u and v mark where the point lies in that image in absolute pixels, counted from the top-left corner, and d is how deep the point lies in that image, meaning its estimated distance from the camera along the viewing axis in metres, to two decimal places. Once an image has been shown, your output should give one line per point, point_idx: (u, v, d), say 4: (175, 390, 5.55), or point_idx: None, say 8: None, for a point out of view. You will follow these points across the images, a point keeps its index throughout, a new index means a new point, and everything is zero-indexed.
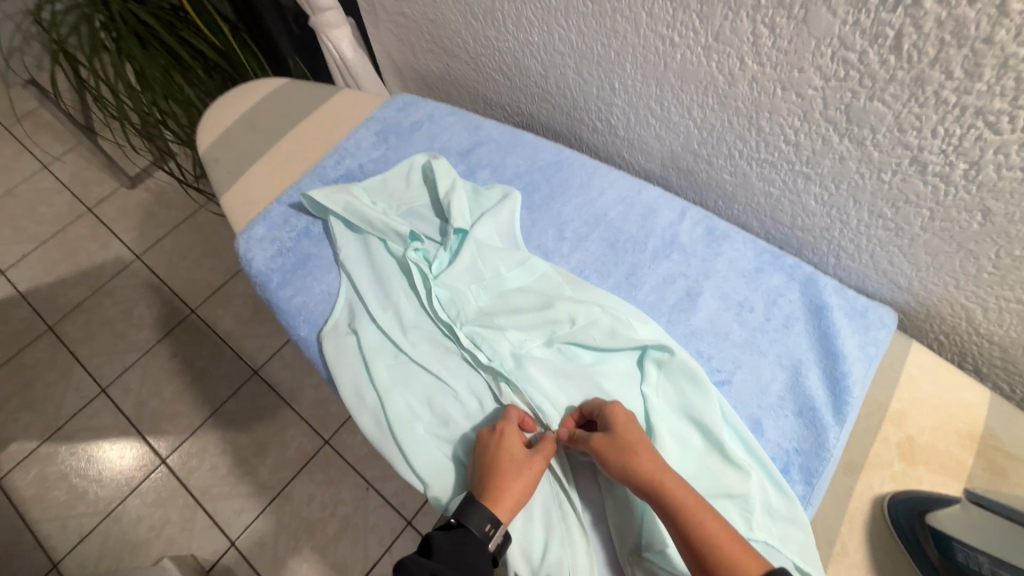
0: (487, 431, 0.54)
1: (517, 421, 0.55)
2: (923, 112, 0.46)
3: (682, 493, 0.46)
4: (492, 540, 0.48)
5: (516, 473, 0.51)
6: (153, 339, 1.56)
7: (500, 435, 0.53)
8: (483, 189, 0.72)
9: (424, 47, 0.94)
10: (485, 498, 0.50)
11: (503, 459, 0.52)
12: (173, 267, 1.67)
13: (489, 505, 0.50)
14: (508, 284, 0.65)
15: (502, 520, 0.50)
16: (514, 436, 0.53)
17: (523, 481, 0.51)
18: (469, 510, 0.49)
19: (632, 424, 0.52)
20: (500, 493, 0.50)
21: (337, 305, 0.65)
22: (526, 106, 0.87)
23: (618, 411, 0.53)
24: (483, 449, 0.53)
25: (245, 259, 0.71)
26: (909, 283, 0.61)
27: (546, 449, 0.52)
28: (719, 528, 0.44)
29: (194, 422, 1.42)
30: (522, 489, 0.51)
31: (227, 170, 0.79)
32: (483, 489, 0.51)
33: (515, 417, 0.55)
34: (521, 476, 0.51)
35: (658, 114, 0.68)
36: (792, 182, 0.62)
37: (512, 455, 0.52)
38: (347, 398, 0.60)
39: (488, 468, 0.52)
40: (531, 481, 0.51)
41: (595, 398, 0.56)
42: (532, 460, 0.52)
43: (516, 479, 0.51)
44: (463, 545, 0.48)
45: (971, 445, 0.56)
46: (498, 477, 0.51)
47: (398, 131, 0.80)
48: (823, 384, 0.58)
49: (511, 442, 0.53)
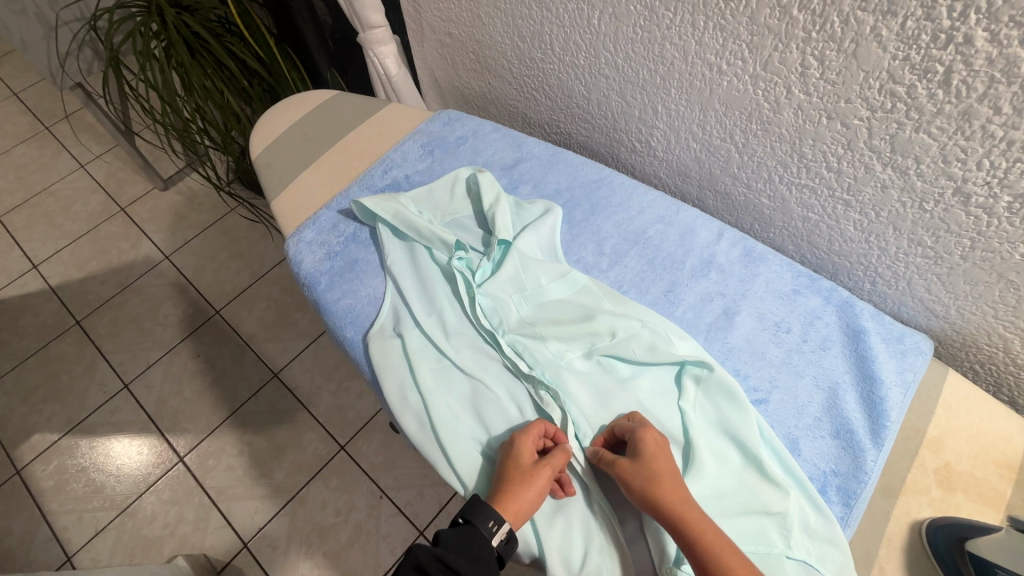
0: (507, 438, 0.57)
1: (536, 430, 0.56)
2: (970, 144, 0.48)
3: (705, 527, 0.47)
4: (495, 537, 0.50)
5: (522, 478, 0.53)
6: (177, 338, 1.59)
7: (514, 442, 0.55)
8: (525, 203, 0.74)
9: (467, 66, 0.98)
10: (495, 499, 0.53)
11: (513, 465, 0.54)
12: (201, 268, 1.71)
13: (498, 506, 0.52)
14: (549, 296, 0.66)
15: (507, 521, 0.51)
16: (527, 442, 0.55)
17: (531, 486, 0.52)
18: (478, 508, 0.51)
19: (662, 452, 0.52)
20: (509, 496, 0.52)
21: (383, 308, 0.67)
22: (565, 126, 0.90)
23: (648, 437, 0.53)
24: (501, 456, 0.56)
25: (294, 260, 0.73)
26: (945, 311, 0.62)
27: (557, 461, 0.54)
28: (738, 565, 0.45)
29: (214, 422, 1.44)
30: (529, 494, 0.52)
31: (277, 175, 0.82)
32: (495, 491, 0.53)
33: (538, 428, 0.56)
34: (529, 481, 0.53)
35: (700, 138, 0.70)
36: (831, 208, 0.63)
37: (521, 462, 0.54)
38: (391, 398, 0.62)
39: (503, 470, 0.54)
40: (540, 488, 0.53)
41: (625, 419, 0.56)
42: (541, 468, 0.53)
43: (524, 483, 0.52)
44: (470, 540, 0.50)
45: (1010, 475, 0.56)
46: (508, 481, 0.53)
47: (443, 145, 0.83)
48: (860, 407, 0.59)
49: (522, 447, 0.54)
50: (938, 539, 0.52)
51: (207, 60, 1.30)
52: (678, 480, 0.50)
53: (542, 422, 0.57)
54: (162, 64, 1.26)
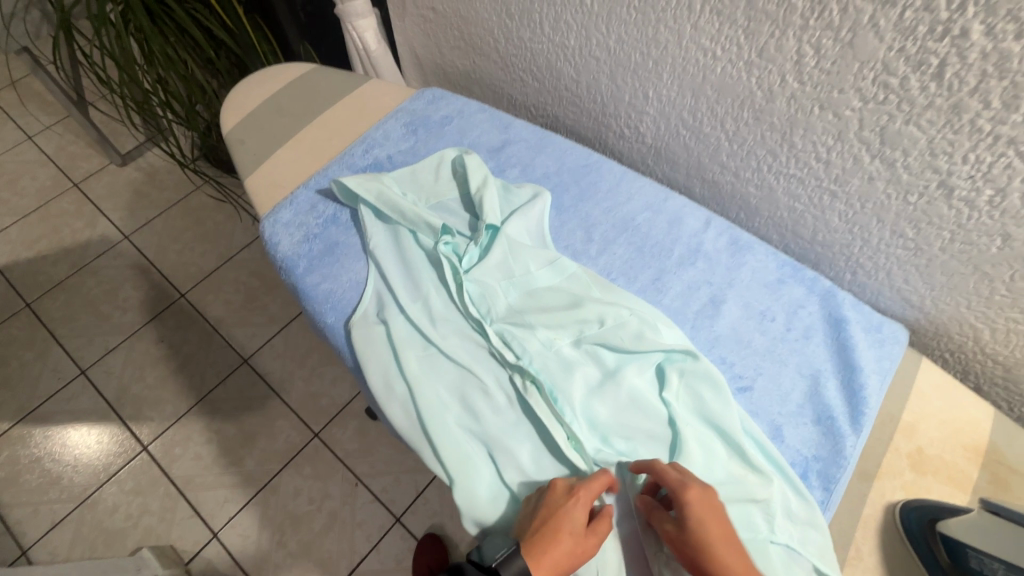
0: (560, 489, 0.51)
1: (597, 488, 0.51)
2: (957, 138, 0.49)
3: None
4: None
5: (569, 540, 0.49)
6: (138, 322, 1.51)
7: (574, 498, 0.50)
8: (513, 186, 0.72)
9: (451, 44, 0.94)
10: (529, 551, 0.48)
11: (564, 523, 0.49)
12: (163, 249, 1.62)
13: (530, 560, 0.47)
14: (538, 283, 0.65)
15: None
16: (585, 504, 0.50)
17: (572, 551, 0.48)
18: (507, 561, 0.46)
19: (712, 516, 0.47)
20: (546, 555, 0.48)
21: (365, 294, 0.65)
22: (552, 109, 0.88)
23: (696, 498, 0.48)
24: (549, 505, 0.51)
25: (270, 243, 0.70)
26: (921, 301, 0.64)
27: (602, 535, 0.50)
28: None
29: (179, 410, 1.38)
30: (568, 560, 0.48)
31: (251, 153, 0.78)
32: (532, 542, 0.48)
33: (601, 489, 0.51)
34: (572, 546, 0.49)
35: (689, 125, 0.70)
36: (818, 198, 0.64)
37: (575, 523, 0.49)
38: (376, 386, 0.60)
39: (547, 525, 0.49)
40: (580, 559, 0.49)
41: (665, 471, 0.50)
42: (589, 537, 0.49)
43: (568, 546, 0.48)
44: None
45: (977, 458, 0.58)
46: (552, 537, 0.48)
47: (427, 124, 0.80)
48: (841, 395, 0.60)
49: (580, 507, 0.50)
50: (911, 518, 0.54)
51: (169, 27, 1.22)
52: (734, 554, 0.46)
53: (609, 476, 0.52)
54: (121, 31, 1.16)
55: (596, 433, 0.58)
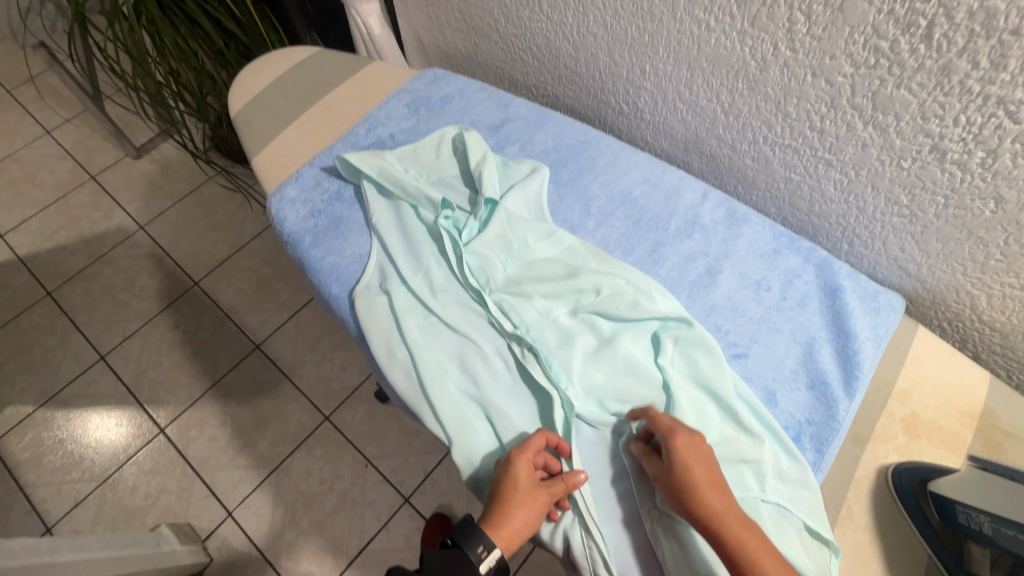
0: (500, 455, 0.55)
1: (537, 447, 0.55)
2: (948, 100, 0.49)
3: (752, 545, 0.45)
4: (483, 564, 0.49)
5: (519, 502, 0.52)
6: (154, 310, 1.56)
7: (510, 461, 0.53)
8: (512, 162, 0.74)
9: (452, 26, 0.95)
10: (487, 523, 0.52)
11: (510, 488, 0.52)
12: (177, 239, 1.66)
13: (489, 530, 0.51)
14: (536, 255, 0.67)
15: (499, 547, 0.51)
16: (525, 463, 0.53)
17: (527, 511, 0.52)
18: (468, 533, 0.51)
19: (697, 461, 0.49)
20: (503, 520, 0.52)
21: (368, 266, 0.67)
22: (552, 88, 0.89)
23: (682, 444, 0.50)
24: (496, 473, 0.54)
25: (277, 218, 0.72)
26: (917, 269, 0.65)
27: (556, 489, 0.53)
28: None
29: (195, 394, 1.42)
30: (526, 519, 0.52)
31: (258, 133, 0.80)
32: (488, 514, 0.52)
33: (535, 448, 0.54)
34: (526, 504, 0.52)
35: (686, 98, 0.71)
36: (814, 167, 0.64)
37: (521, 483, 0.52)
38: (378, 352, 0.62)
39: (496, 494, 0.53)
40: (536, 513, 0.52)
41: (653, 420, 0.53)
42: (540, 492, 0.53)
43: (520, 508, 0.52)
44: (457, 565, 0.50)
45: (971, 423, 0.59)
46: (503, 502, 0.52)
47: (428, 103, 0.81)
48: (835, 361, 0.61)
49: (519, 468, 0.53)
50: (903, 479, 0.55)
51: (180, 19, 1.25)
52: (719, 498, 0.47)
53: (542, 435, 0.55)
54: (133, 22, 1.19)
55: (591, 397, 0.59)
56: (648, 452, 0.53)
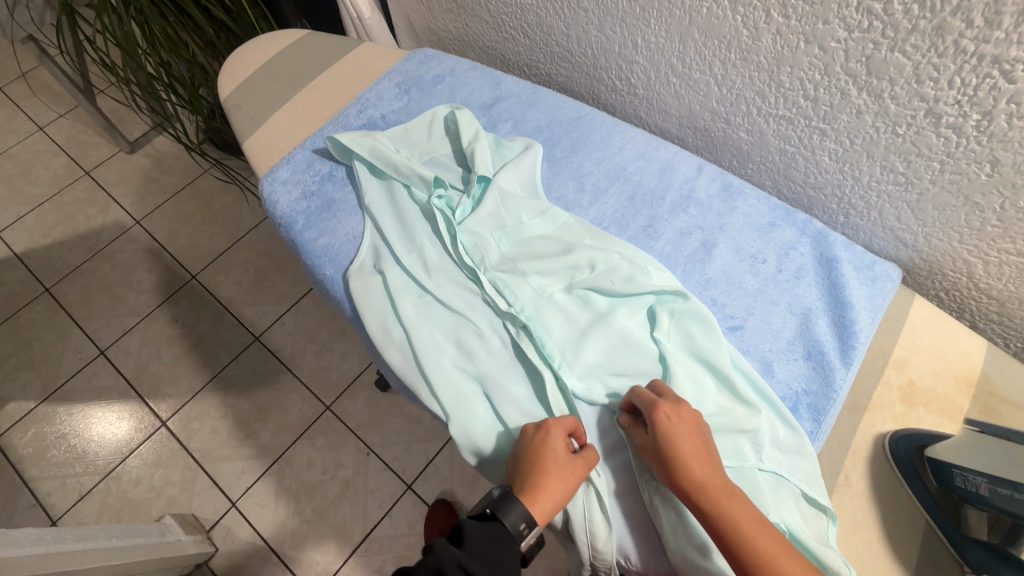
0: (533, 427, 0.54)
1: (567, 420, 0.54)
2: (942, 61, 0.49)
3: (733, 512, 0.45)
4: (524, 540, 0.49)
5: (558, 474, 0.51)
6: (153, 304, 1.55)
7: (547, 433, 0.53)
8: (504, 140, 0.73)
9: (442, 6, 0.94)
10: (524, 495, 0.50)
11: (548, 459, 0.51)
12: (174, 233, 1.66)
13: (527, 503, 0.50)
14: (529, 232, 0.66)
15: (537, 520, 0.50)
16: (560, 435, 0.53)
17: (563, 483, 0.51)
18: (506, 506, 0.49)
19: (680, 431, 0.49)
20: (541, 492, 0.50)
21: (362, 247, 0.67)
22: (545, 67, 0.88)
23: (665, 414, 0.50)
24: (530, 445, 0.53)
25: (269, 201, 0.72)
26: (914, 239, 0.64)
27: (590, 459, 0.53)
28: (778, 556, 0.43)
29: (195, 386, 1.43)
30: (562, 492, 0.51)
31: (248, 117, 0.79)
32: (524, 487, 0.51)
33: (569, 423, 0.54)
34: (563, 476, 0.51)
35: (679, 72, 0.70)
36: (808, 138, 0.64)
37: (557, 454, 0.52)
38: (373, 332, 0.62)
39: (532, 466, 0.51)
40: (571, 486, 0.51)
41: (640, 395, 0.53)
42: (575, 464, 0.52)
43: (558, 481, 0.51)
44: (498, 542, 0.48)
45: (968, 389, 0.59)
46: (542, 474, 0.51)
47: (420, 84, 0.80)
48: (831, 332, 0.61)
49: (556, 440, 0.52)
50: (900, 446, 0.56)
51: (168, 7, 1.23)
52: (701, 466, 0.48)
53: (574, 417, 0.55)
54: (121, 14, 1.16)
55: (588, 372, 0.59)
56: (635, 425, 0.54)
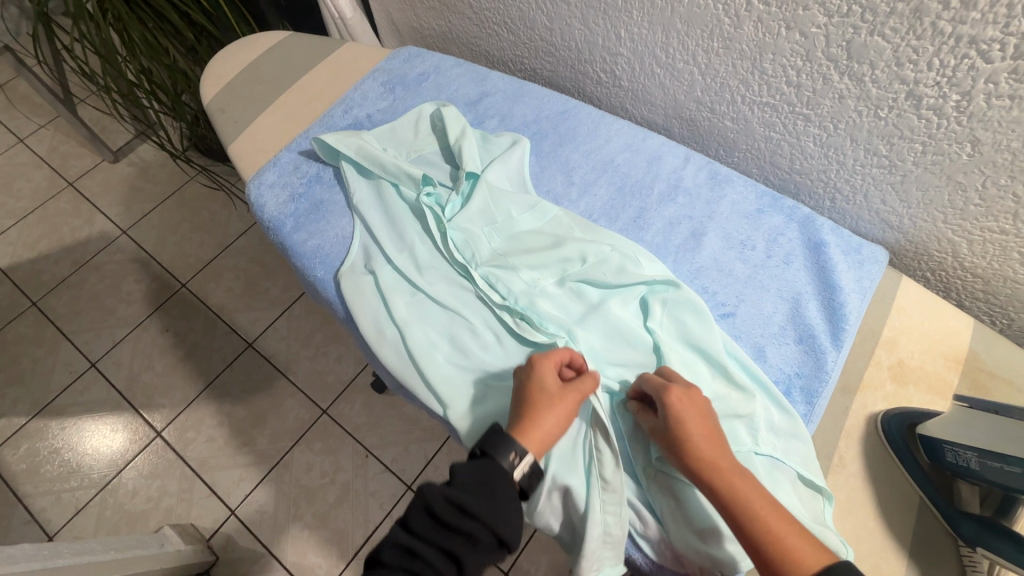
0: (523, 364, 0.55)
1: (558, 353, 0.55)
2: (921, 44, 0.49)
3: (745, 492, 0.45)
4: (516, 469, 0.49)
5: (548, 403, 0.52)
6: (143, 314, 1.54)
7: (534, 366, 0.54)
8: (491, 136, 0.73)
9: (425, 4, 0.94)
10: (516, 427, 0.51)
11: (536, 391, 0.53)
12: (162, 241, 1.64)
13: (519, 434, 0.51)
14: (520, 227, 0.67)
15: (531, 450, 0.51)
16: (548, 366, 0.54)
17: (555, 411, 0.52)
18: (497, 442, 0.50)
19: (690, 414, 0.49)
20: (533, 422, 0.52)
21: (352, 247, 0.66)
22: (529, 62, 0.88)
23: (676, 397, 0.50)
24: (521, 381, 0.55)
25: (257, 205, 0.71)
26: (899, 221, 0.65)
27: (584, 386, 0.53)
28: (791, 533, 0.43)
29: (189, 395, 1.42)
30: (554, 420, 0.52)
31: (233, 120, 0.79)
32: (516, 420, 0.52)
33: (558, 355, 0.55)
34: (554, 404, 0.52)
35: (663, 62, 0.70)
36: (792, 124, 0.64)
37: (545, 385, 0.53)
38: (367, 332, 0.62)
39: (522, 399, 0.53)
40: (564, 413, 0.52)
41: (649, 380, 0.53)
42: (566, 393, 0.53)
43: (548, 409, 0.52)
44: (489, 476, 0.49)
45: (957, 366, 0.60)
46: (531, 405, 0.52)
47: (404, 82, 0.80)
48: (822, 315, 0.62)
49: (544, 371, 0.54)
50: (892, 425, 0.56)
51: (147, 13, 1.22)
52: (712, 447, 0.48)
53: (565, 350, 0.56)
54: (99, 22, 1.15)
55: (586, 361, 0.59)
56: (644, 409, 0.53)
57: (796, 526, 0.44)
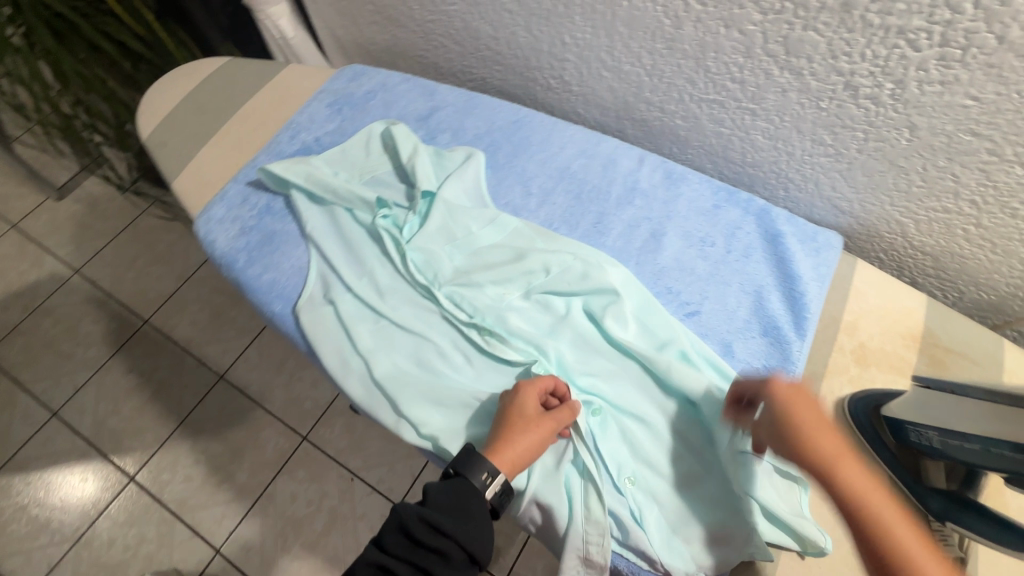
0: (508, 388, 0.56)
1: (543, 381, 0.55)
2: (853, 36, 0.50)
3: (858, 481, 0.40)
4: (487, 490, 0.50)
5: (523, 427, 0.52)
6: (104, 356, 1.48)
7: (518, 392, 0.54)
8: (445, 151, 0.72)
9: (368, 20, 0.92)
10: (489, 448, 0.52)
11: (514, 415, 0.53)
12: (118, 278, 1.58)
13: (491, 454, 0.52)
14: (480, 242, 0.66)
15: (501, 472, 0.51)
16: (530, 393, 0.54)
17: (530, 437, 0.52)
18: (468, 462, 0.51)
19: (798, 401, 0.45)
20: (506, 445, 0.52)
21: (309, 278, 0.64)
22: (479, 71, 0.87)
23: (781, 387, 0.47)
24: (502, 404, 0.55)
25: (206, 242, 0.69)
26: (849, 207, 0.67)
27: (565, 416, 0.53)
28: (910, 538, 0.38)
29: (161, 435, 1.36)
30: (528, 445, 0.52)
31: (174, 155, 0.76)
32: (491, 441, 0.53)
33: (541, 382, 0.55)
34: (530, 430, 0.52)
35: (610, 66, 0.70)
36: (740, 119, 0.65)
37: (524, 411, 0.53)
38: (331, 364, 0.60)
39: (501, 422, 0.54)
40: (540, 440, 0.52)
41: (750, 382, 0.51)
42: (544, 420, 0.53)
43: (523, 434, 0.52)
44: (462, 494, 0.50)
45: (915, 344, 0.61)
46: (507, 428, 0.53)
47: (351, 102, 0.78)
48: (784, 305, 0.63)
49: (525, 397, 0.54)
50: (859, 409, 0.58)
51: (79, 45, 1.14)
52: (822, 425, 0.43)
53: (551, 376, 0.56)
54: (27, 56, 1.07)
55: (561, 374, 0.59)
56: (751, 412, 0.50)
57: (917, 530, 0.38)
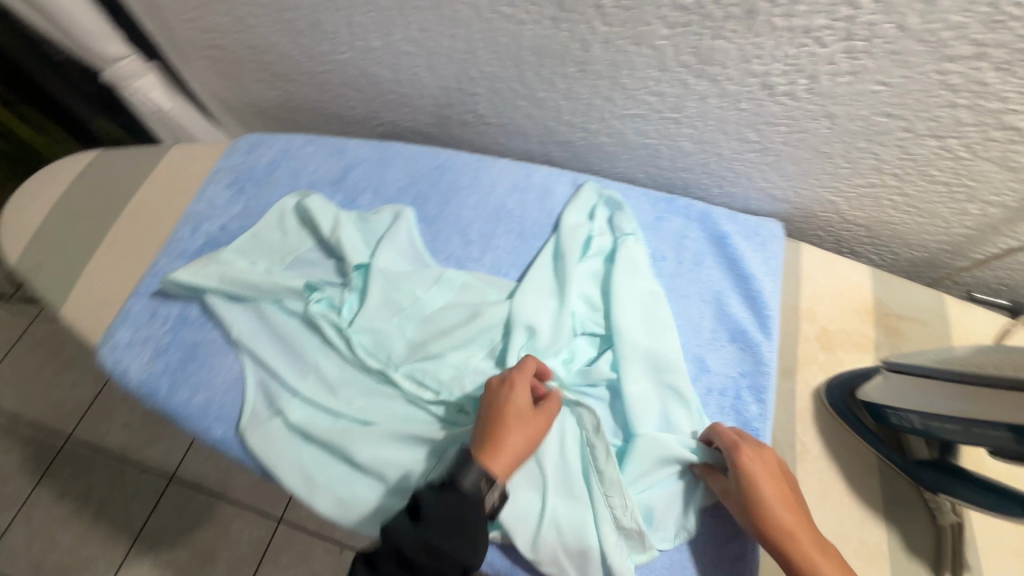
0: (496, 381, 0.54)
1: (527, 370, 0.55)
2: (761, 40, 0.50)
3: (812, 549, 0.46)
4: (486, 498, 0.48)
5: (517, 422, 0.52)
6: (26, 487, 1.30)
7: (510, 386, 0.53)
8: (369, 214, 0.66)
9: (252, 77, 0.84)
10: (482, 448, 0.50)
11: (507, 409, 0.52)
12: (23, 397, 1.39)
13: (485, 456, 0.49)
14: (429, 307, 0.61)
15: (496, 472, 0.49)
16: (522, 385, 0.53)
17: (523, 432, 0.52)
18: (462, 468, 0.48)
19: (766, 480, 0.49)
20: (499, 443, 0.50)
21: (248, 390, 0.58)
22: (386, 115, 0.82)
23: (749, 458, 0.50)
24: (492, 401, 0.53)
25: (117, 372, 0.60)
26: (783, 194, 0.67)
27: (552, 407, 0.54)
28: None
29: (114, 560, 1.21)
30: (522, 441, 0.51)
31: (56, 275, 0.65)
32: (483, 441, 0.50)
33: (528, 373, 0.55)
34: (523, 425, 0.52)
35: (525, 94, 0.67)
36: (665, 128, 0.64)
37: (517, 405, 0.52)
38: (294, 485, 0.54)
39: (494, 418, 0.52)
40: (532, 436, 0.52)
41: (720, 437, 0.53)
42: (535, 415, 0.53)
43: (516, 430, 0.51)
44: (459, 509, 0.46)
45: (870, 317, 0.63)
46: (500, 425, 0.51)
47: (253, 177, 0.71)
48: (744, 306, 0.62)
49: (517, 391, 0.53)
50: (836, 397, 0.59)
51: None
52: (771, 486, 0.49)
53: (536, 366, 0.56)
54: None
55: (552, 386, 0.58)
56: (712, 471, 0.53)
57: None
